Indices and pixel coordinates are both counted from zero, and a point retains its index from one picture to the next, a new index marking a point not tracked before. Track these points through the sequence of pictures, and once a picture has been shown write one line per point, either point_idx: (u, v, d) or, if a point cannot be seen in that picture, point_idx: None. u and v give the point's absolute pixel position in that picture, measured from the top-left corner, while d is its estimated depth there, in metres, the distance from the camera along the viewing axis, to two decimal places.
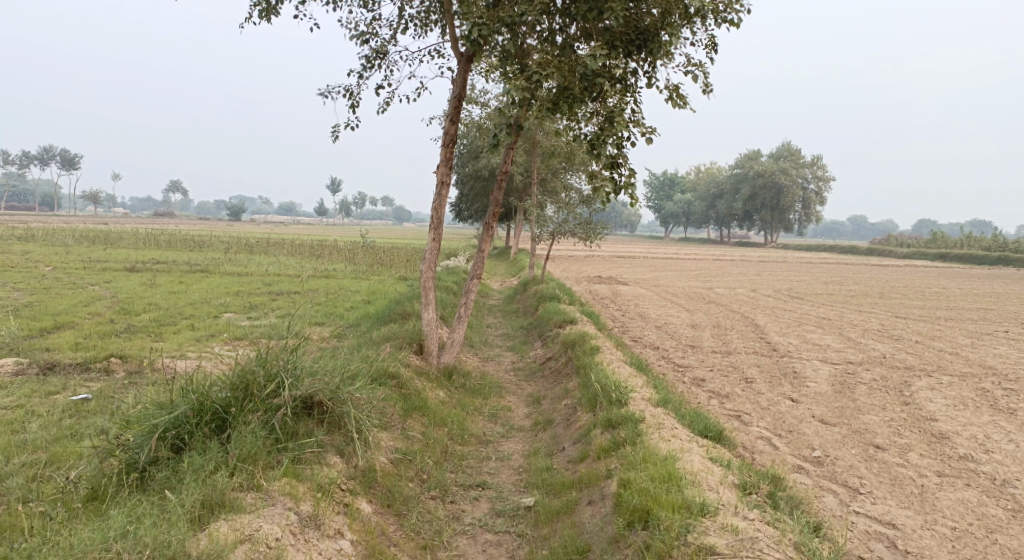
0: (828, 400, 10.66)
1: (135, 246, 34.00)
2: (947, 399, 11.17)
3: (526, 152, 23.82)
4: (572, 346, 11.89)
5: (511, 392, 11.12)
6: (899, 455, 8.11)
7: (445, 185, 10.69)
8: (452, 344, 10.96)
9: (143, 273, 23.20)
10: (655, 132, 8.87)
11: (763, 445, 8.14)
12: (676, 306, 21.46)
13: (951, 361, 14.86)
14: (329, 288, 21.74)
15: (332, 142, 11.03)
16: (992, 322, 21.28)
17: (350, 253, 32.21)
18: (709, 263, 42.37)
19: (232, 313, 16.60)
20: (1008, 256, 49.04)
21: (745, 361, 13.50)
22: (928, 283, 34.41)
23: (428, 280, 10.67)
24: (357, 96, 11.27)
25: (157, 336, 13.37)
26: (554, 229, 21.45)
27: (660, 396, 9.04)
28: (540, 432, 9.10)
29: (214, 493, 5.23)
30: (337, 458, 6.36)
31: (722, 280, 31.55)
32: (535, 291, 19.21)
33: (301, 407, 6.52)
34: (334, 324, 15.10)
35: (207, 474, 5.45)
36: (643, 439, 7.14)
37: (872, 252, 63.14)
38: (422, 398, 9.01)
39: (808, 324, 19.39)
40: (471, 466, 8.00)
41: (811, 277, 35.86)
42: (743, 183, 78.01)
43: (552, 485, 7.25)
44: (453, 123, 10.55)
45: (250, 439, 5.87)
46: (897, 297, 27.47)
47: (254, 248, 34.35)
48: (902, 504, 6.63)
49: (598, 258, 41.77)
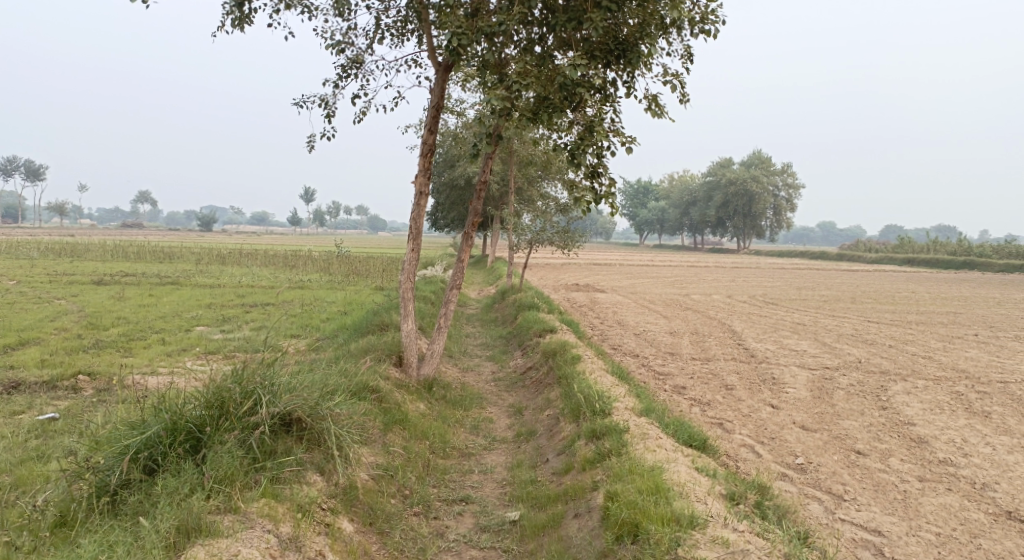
0: (808, 406, 10.71)
1: (103, 258, 33.34)
2: (924, 403, 11.29)
3: (502, 161, 23.80)
4: (552, 355, 11.82)
5: (492, 403, 11.03)
6: (880, 460, 8.15)
7: (423, 196, 10.59)
8: (432, 355, 10.85)
9: (112, 286, 22.73)
10: (635, 141, 8.89)
11: (747, 452, 8.14)
12: (653, 313, 21.53)
13: (925, 364, 15.06)
14: (304, 299, 21.48)
15: (308, 151, 10.90)
16: (962, 325, 21.65)
17: (325, 263, 31.92)
18: (684, 270, 42.65)
19: (205, 326, 16.31)
20: (973, 260, 50.05)
21: (724, 367, 13.55)
22: (898, 287, 34.97)
23: (408, 291, 10.55)
24: (332, 105, 11.15)
25: (127, 352, 13.07)
26: (532, 237, 21.40)
27: (643, 405, 9.01)
28: (523, 444, 9.02)
29: (190, 517, 5.06)
30: (317, 477, 6.21)
31: (698, 286, 31.74)
32: (514, 300, 19.14)
33: (279, 424, 6.36)
34: (310, 336, 14.89)
35: (182, 497, 5.29)
36: (628, 450, 7.10)
37: (843, 257, 64.09)
38: (403, 412, 8.88)
39: (783, 330, 19.54)
40: (454, 480, 7.89)
41: (784, 283, 36.25)
42: (716, 190, 78.84)
43: (537, 498, 7.17)
44: (431, 133, 10.46)
45: (227, 459, 5.71)
46: (869, 301, 27.87)
47: (226, 260, 33.87)
48: (886, 510, 6.65)
49: (575, 266, 41.87)
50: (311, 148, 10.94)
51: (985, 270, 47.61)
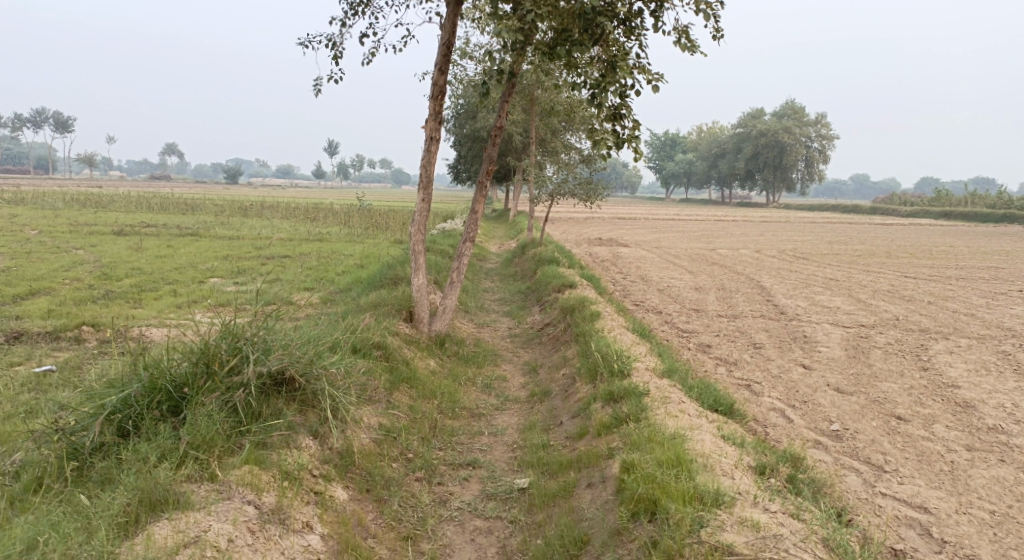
0: (842, 366, 10.07)
1: (126, 209, 33.16)
2: (968, 363, 10.57)
3: (525, 110, 22.84)
4: (571, 312, 11.25)
5: (506, 360, 10.54)
6: (923, 427, 7.51)
7: (434, 141, 9.93)
8: (444, 311, 10.37)
9: (130, 237, 22.46)
10: (662, 78, 8.10)
11: (777, 418, 7.54)
12: (679, 268, 20.80)
13: (967, 322, 14.25)
14: (322, 252, 21.02)
15: (314, 95, 10.40)
16: (1005, 281, 20.64)
17: (346, 215, 31.46)
18: (711, 224, 41.60)
19: (219, 277, 15.95)
20: (1013, 214, 48.20)
21: (753, 325, 12.89)
22: (933, 241, 33.71)
23: (418, 243, 9.96)
24: (339, 45, 10.47)
25: (137, 303, 12.72)
26: (554, 189, 20.59)
27: (666, 366, 8.44)
28: (537, 405, 8.52)
29: (156, 488, 4.63)
30: (310, 442, 5.78)
31: (726, 241, 30.83)
32: (535, 253, 18.53)
33: (271, 382, 5.88)
34: (324, 289, 14.45)
35: (152, 463, 4.86)
36: (648, 415, 6.54)
37: (876, 211, 62.22)
38: (411, 370, 8.43)
39: (815, 285, 18.74)
40: (462, 443, 7.42)
41: (816, 237, 35.16)
42: (746, 141, 76.84)
43: (548, 465, 6.67)
44: (442, 73, 9.74)
45: (207, 424, 5.24)
46: (904, 256, 26.81)
47: (247, 211, 33.55)
48: (932, 484, 6.03)
49: (599, 220, 40.99)
50: (317, 91, 10.43)
51: None
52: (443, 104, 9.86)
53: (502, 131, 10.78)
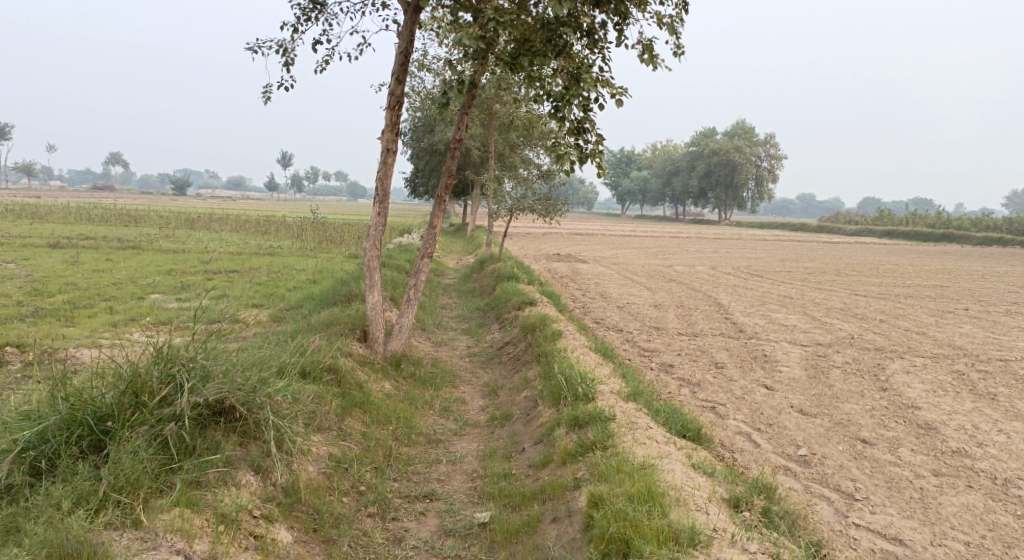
0: (804, 386, 9.98)
1: (65, 220, 31.76)
2: (925, 383, 10.59)
3: (483, 124, 22.62)
4: (531, 331, 10.96)
5: (465, 381, 10.17)
6: (889, 451, 7.39)
7: (390, 153, 9.56)
8: (401, 330, 9.96)
9: (67, 250, 21.40)
10: (626, 92, 7.90)
11: (744, 442, 7.34)
12: (637, 285, 20.71)
13: (919, 340, 14.40)
14: (272, 266, 20.36)
15: (265, 103, 9.95)
16: (950, 299, 21.10)
17: (298, 229, 30.70)
18: (666, 241, 41.90)
19: (161, 293, 15.21)
20: (952, 233, 49.85)
21: (713, 343, 12.78)
22: (879, 259, 34.49)
23: (373, 259, 9.55)
24: (291, 52, 10.03)
25: (70, 321, 11.98)
26: (512, 205, 20.33)
27: (630, 388, 8.19)
28: (497, 430, 8.18)
29: (68, 541, 4.15)
30: (251, 478, 5.36)
31: (681, 257, 31.02)
32: (493, 269, 18.22)
33: (208, 412, 5.44)
34: (273, 306, 13.87)
35: (66, 510, 4.38)
36: (615, 443, 6.25)
37: (824, 229, 63.75)
38: (364, 394, 8.02)
39: (771, 303, 18.83)
40: (418, 472, 7.03)
41: (768, 254, 35.71)
42: (699, 160, 78.11)
43: (510, 497, 6.33)
44: (399, 83, 9.40)
45: (133, 462, 4.77)
46: (853, 274, 27.30)
47: (195, 224, 32.49)
48: (904, 513, 5.88)
49: (556, 235, 40.92)
50: (268, 100, 9.98)
51: (965, 243, 47.42)
52: (401, 114, 9.51)
53: (462, 143, 10.44)
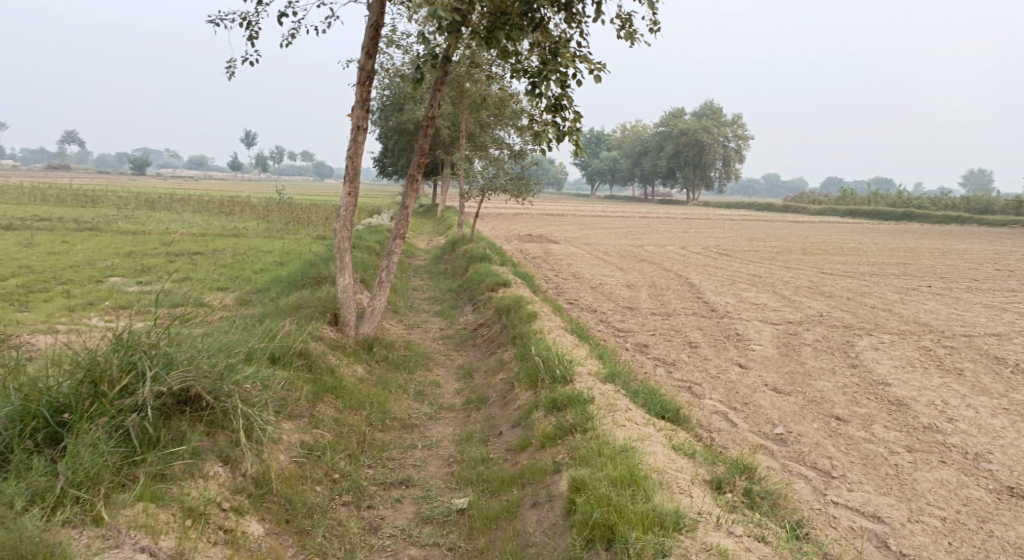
0: (777, 365, 10.01)
1: (19, 201, 30.65)
2: (895, 360, 10.69)
3: (452, 103, 22.26)
4: (506, 312, 10.82)
5: (438, 364, 10.01)
6: (863, 428, 7.42)
7: (360, 131, 9.28)
8: (373, 313, 9.75)
9: (20, 232, 20.63)
10: (604, 68, 7.71)
11: (721, 422, 7.30)
12: (609, 265, 20.66)
13: (887, 317, 14.57)
14: (237, 248, 19.88)
15: (227, 79, 9.58)
16: (914, 276, 21.43)
17: (263, 210, 30.06)
18: (635, 221, 41.95)
19: (121, 276, 14.72)
20: (912, 212, 50.74)
21: (686, 323, 12.77)
22: (844, 238, 34.97)
23: (344, 241, 9.30)
24: (254, 25, 9.64)
25: (24, 306, 11.51)
26: (484, 185, 20.08)
27: (607, 370, 8.11)
28: (473, 413, 8.04)
29: (22, 541, 3.90)
30: (219, 469, 5.17)
31: (651, 237, 31.09)
32: (464, 250, 18.00)
33: (172, 402, 5.24)
34: (240, 289, 13.52)
35: (19, 508, 4.13)
36: (594, 425, 6.16)
37: (789, 208, 64.46)
38: (336, 379, 7.82)
39: (741, 282, 18.93)
40: (393, 458, 6.87)
41: (736, 234, 35.97)
42: (667, 140, 78.30)
43: (488, 482, 6.21)
44: (369, 58, 9.10)
45: (92, 456, 4.55)
46: (819, 253, 27.62)
47: (156, 205, 31.63)
48: (881, 490, 5.89)
49: (526, 216, 40.73)
50: (231, 75, 9.60)
51: (925, 221, 48.36)
52: (371, 91, 9.22)
53: (434, 121, 10.17)
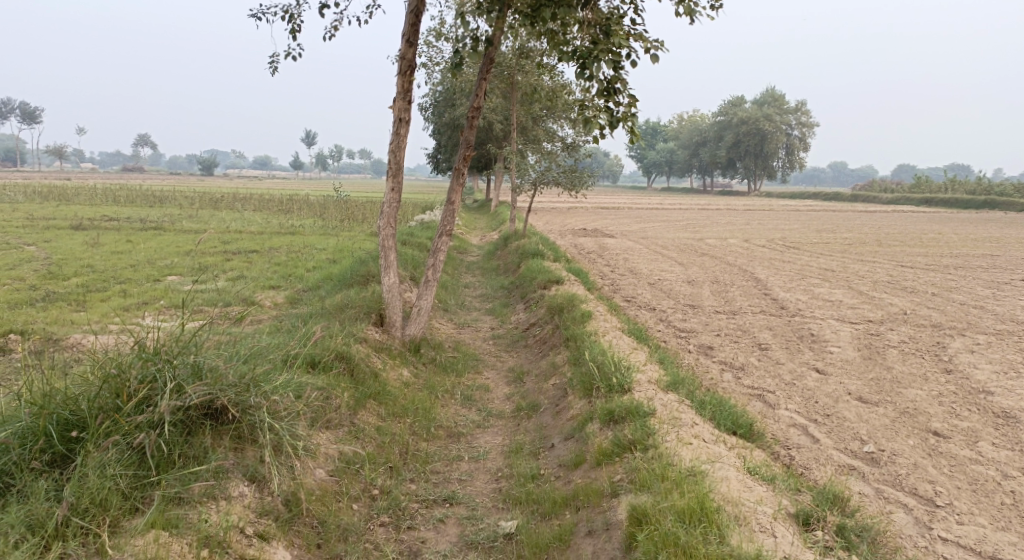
0: (859, 370, 9.10)
1: (90, 202, 31.50)
2: (994, 364, 9.63)
3: (505, 96, 21.68)
4: (559, 312, 10.19)
5: (488, 366, 9.46)
6: (967, 446, 6.52)
7: (403, 123, 8.79)
8: (419, 313, 9.25)
9: (88, 231, 21.04)
10: (662, 46, 7.00)
11: (799, 437, 6.53)
12: (668, 259, 19.79)
13: (978, 315, 13.33)
14: (292, 246, 19.80)
15: (270, 74, 9.03)
16: (1003, 269, 19.83)
17: (321, 207, 30.15)
18: (696, 213, 40.58)
19: (177, 275, 14.68)
20: (993, 200, 47.76)
21: (754, 322, 11.90)
22: (921, 228, 32.96)
23: (388, 238, 8.83)
24: (298, 18, 9.13)
25: (79, 305, 11.44)
26: (537, 178, 19.44)
27: (670, 377, 7.42)
28: (523, 422, 7.47)
29: None
30: (244, 489, 4.81)
31: (712, 230, 29.94)
32: (517, 246, 17.43)
33: (196, 415, 4.89)
34: (291, 287, 13.27)
35: (14, 542, 3.87)
36: (656, 443, 5.50)
37: (858, 198, 61.66)
38: (380, 383, 7.36)
39: (812, 277, 17.80)
40: (438, 471, 6.35)
41: (803, 225, 34.38)
42: (728, 129, 75.96)
43: (539, 504, 5.61)
44: (410, 45, 8.60)
45: (100, 479, 4.26)
46: (894, 244, 26.03)
47: (220, 204, 32.10)
48: (997, 524, 5.11)
49: (583, 210, 39.89)
50: (273, 71, 9.12)
51: (1007, 209, 45.49)
52: (413, 80, 8.72)
53: (480, 112, 9.59)
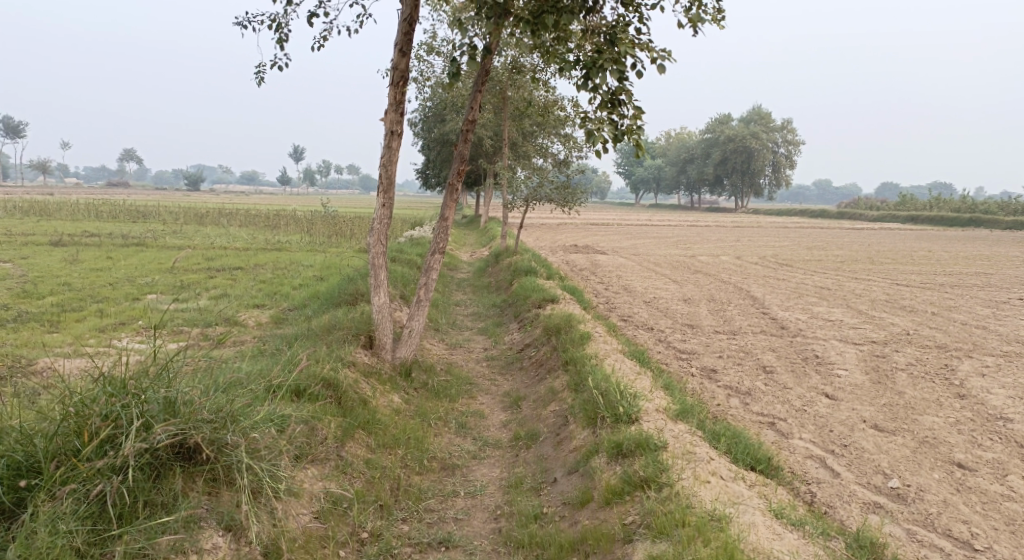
0: (870, 394, 8.72)
1: (71, 217, 30.77)
2: (1006, 388, 9.29)
3: (495, 111, 21.33)
4: (556, 333, 9.75)
5: (483, 391, 9.00)
6: (995, 480, 6.14)
7: (395, 136, 8.38)
8: (410, 335, 8.79)
9: (67, 247, 20.39)
10: (669, 56, 6.65)
11: (818, 470, 6.13)
12: (661, 277, 19.42)
13: (982, 336, 13.01)
14: (278, 262, 19.26)
15: (256, 85, 8.67)
16: (999, 288, 19.61)
17: (308, 222, 29.62)
18: (685, 230, 40.34)
19: (158, 293, 14.10)
20: (978, 217, 47.95)
21: (756, 343, 11.52)
22: (911, 245, 32.84)
23: (379, 256, 8.38)
24: (285, 27, 8.73)
25: (52, 325, 10.88)
26: (529, 194, 19.03)
27: (678, 405, 6.99)
28: (522, 452, 7.02)
29: None
30: (219, 540, 4.34)
31: (703, 247, 29.65)
32: (509, 263, 17.01)
33: (167, 455, 4.44)
34: (276, 307, 12.75)
35: None
36: (671, 481, 5.07)
37: (844, 215, 61.84)
38: (370, 411, 6.88)
39: (808, 295, 17.47)
40: (432, 509, 5.87)
41: (794, 242, 34.20)
42: (715, 146, 76.18)
43: (544, 548, 5.15)
44: (403, 55, 8.21)
45: (49, 537, 3.84)
46: (887, 262, 25.84)
47: (204, 220, 31.44)
48: None
49: (573, 226, 39.52)
50: (259, 81, 8.75)
51: (992, 227, 45.67)
52: (406, 92, 8.32)
53: (475, 126, 9.19)
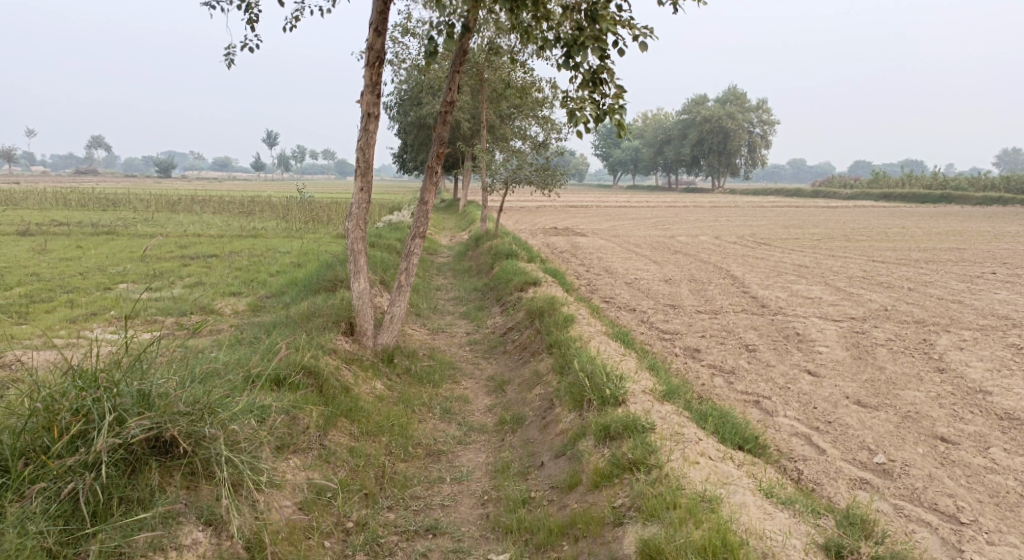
0: (852, 371, 8.76)
1: (39, 207, 30.04)
2: (984, 362, 9.38)
3: (472, 93, 21.08)
4: (539, 316, 9.67)
5: (466, 375, 8.91)
6: (978, 453, 6.19)
7: (371, 118, 8.19)
8: (392, 320, 8.66)
9: (36, 237, 19.92)
10: (651, 32, 6.52)
11: (804, 447, 6.13)
12: (641, 258, 19.42)
13: (959, 310, 13.14)
14: (254, 249, 18.96)
15: (227, 68, 8.41)
16: (972, 263, 19.84)
17: (284, 208, 29.22)
18: (663, 210, 40.35)
19: (131, 283, 13.80)
20: (950, 193, 48.54)
21: (737, 322, 11.53)
22: (885, 222, 33.17)
23: (358, 240, 8.22)
24: (255, 7, 8.46)
25: (22, 317, 10.59)
26: (508, 176, 18.86)
27: (664, 385, 6.95)
28: (507, 436, 6.95)
29: None
30: (199, 535, 4.23)
31: (682, 227, 29.69)
32: (489, 246, 16.87)
33: (143, 449, 4.31)
34: (253, 294, 12.53)
35: None
36: (660, 463, 5.03)
37: (819, 194, 62.33)
38: (353, 398, 6.77)
39: (787, 273, 17.54)
40: (418, 496, 5.79)
41: (771, 221, 34.36)
42: (691, 127, 76.28)
43: (533, 533, 5.10)
44: (379, 35, 8.00)
45: (19, 538, 3.73)
46: (863, 239, 26.04)
47: (177, 207, 30.89)
48: None
49: (552, 209, 39.39)
50: (230, 64, 8.48)
51: (964, 203, 46.26)
52: (382, 73, 8.12)
53: (453, 108, 9.02)
